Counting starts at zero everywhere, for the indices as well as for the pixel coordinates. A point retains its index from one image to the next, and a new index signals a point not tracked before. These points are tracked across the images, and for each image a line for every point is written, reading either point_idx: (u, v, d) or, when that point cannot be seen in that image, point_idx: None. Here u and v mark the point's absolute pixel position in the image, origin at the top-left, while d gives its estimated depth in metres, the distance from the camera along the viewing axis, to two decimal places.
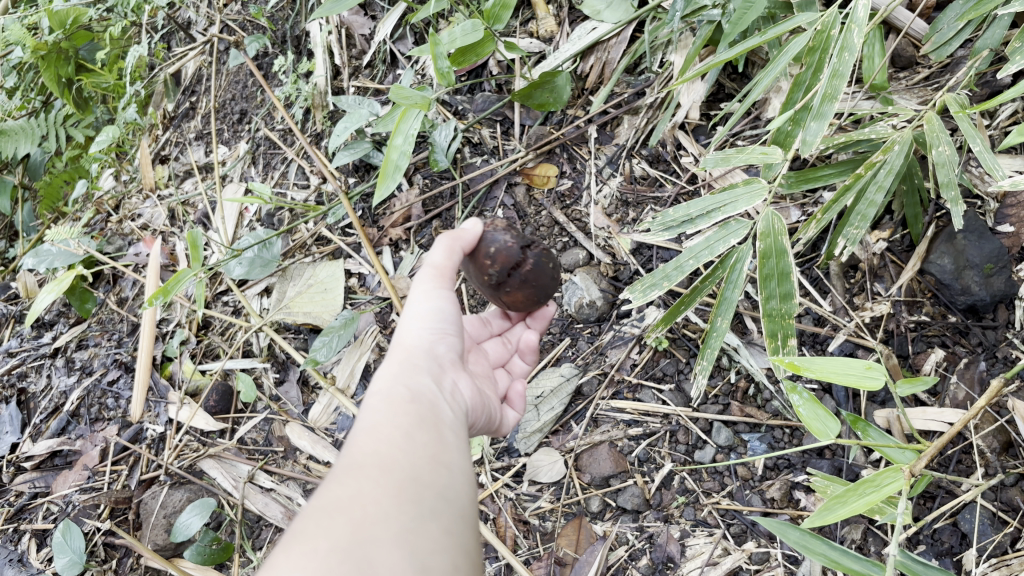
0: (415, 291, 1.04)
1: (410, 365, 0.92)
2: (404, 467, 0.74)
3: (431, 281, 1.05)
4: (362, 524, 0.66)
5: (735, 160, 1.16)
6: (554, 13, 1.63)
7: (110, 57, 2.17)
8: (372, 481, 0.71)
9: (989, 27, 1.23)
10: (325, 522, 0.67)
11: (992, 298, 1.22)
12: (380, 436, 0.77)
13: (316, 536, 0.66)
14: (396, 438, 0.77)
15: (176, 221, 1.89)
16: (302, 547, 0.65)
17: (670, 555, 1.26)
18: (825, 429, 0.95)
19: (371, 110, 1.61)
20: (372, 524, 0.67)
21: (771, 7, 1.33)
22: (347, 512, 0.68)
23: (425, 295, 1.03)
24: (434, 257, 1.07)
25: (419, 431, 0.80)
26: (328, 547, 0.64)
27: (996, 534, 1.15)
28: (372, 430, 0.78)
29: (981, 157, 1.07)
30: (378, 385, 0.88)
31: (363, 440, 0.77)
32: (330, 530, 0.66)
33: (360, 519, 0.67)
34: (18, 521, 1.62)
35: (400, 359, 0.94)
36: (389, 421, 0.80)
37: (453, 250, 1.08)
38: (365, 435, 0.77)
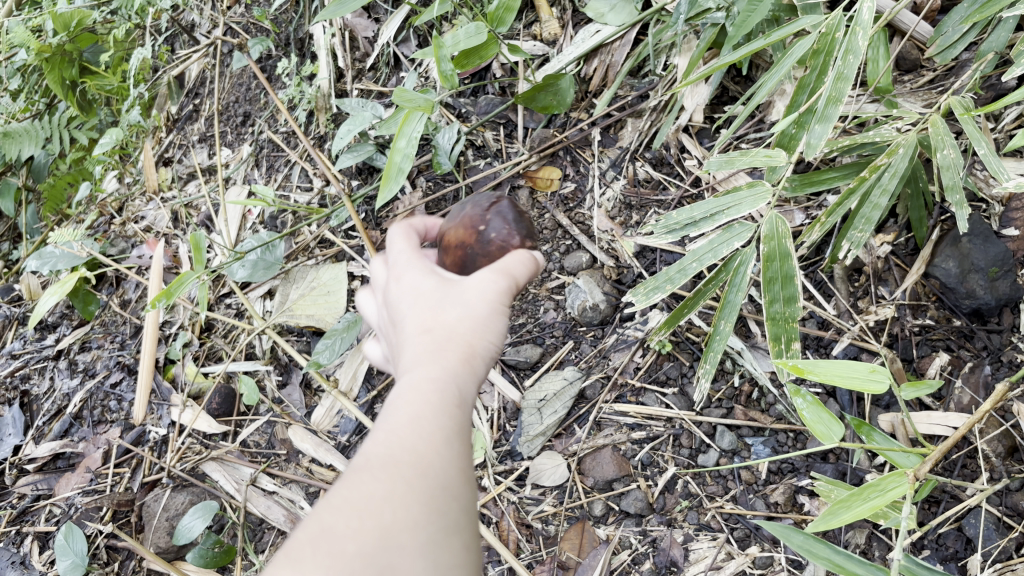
0: (494, 287, 0.87)
1: (472, 372, 0.79)
2: (444, 475, 0.69)
3: (513, 288, 0.90)
4: (390, 537, 0.64)
5: (739, 162, 1.15)
6: (558, 16, 1.63)
7: (114, 60, 2.18)
8: (408, 485, 0.67)
9: (994, 29, 1.23)
10: (353, 523, 0.64)
11: (997, 302, 1.22)
12: (422, 433, 0.71)
13: (343, 536, 0.64)
14: (438, 443, 0.71)
15: (180, 223, 1.90)
16: (328, 546, 0.63)
17: (674, 559, 1.26)
18: (828, 433, 0.94)
19: (375, 112, 1.61)
20: (400, 537, 0.64)
21: (776, 9, 1.32)
22: (378, 518, 0.64)
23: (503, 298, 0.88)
24: (517, 268, 0.94)
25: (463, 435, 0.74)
26: (354, 551, 0.63)
27: (1001, 539, 1.14)
28: (413, 426, 0.71)
29: (986, 160, 1.06)
30: (435, 380, 0.75)
31: (404, 436, 0.70)
32: (358, 535, 0.64)
33: (390, 529, 0.64)
34: (21, 523, 1.62)
35: (466, 362, 0.79)
36: (435, 420, 0.72)
37: (532, 275, 0.97)
38: (407, 431, 0.71)
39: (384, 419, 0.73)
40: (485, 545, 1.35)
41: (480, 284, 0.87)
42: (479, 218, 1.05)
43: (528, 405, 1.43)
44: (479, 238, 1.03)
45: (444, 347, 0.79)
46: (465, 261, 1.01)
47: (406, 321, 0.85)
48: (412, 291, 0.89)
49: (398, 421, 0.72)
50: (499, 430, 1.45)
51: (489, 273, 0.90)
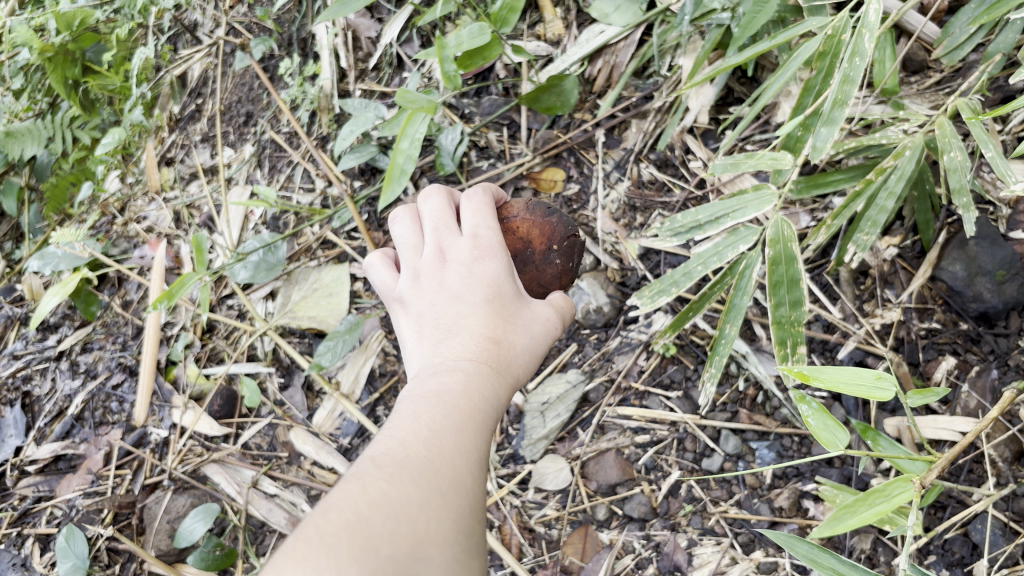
0: (551, 333, 1.03)
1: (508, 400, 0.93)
2: (475, 499, 0.76)
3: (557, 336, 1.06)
4: (421, 547, 0.68)
5: (744, 165, 1.14)
6: (562, 16, 1.62)
7: (116, 59, 2.17)
8: (443, 497, 0.73)
9: (1002, 31, 1.22)
10: (390, 525, 0.68)
11: (1004, 305, 1.20)
12: (463, 449, 0.79)
13: (377, 536, 0.67)
14: (476, 463, 0.79)
15: (182, 224, 1.89)
16: (362, 541, 0.66)
17: (677, 564, 1.24)
18: (834, 440, 0.91)
19: (377, 113, 1.60)
20: (430, 550, 0.69)
21: (781, 10, 1.31)
22: (416, 525, 0.69)
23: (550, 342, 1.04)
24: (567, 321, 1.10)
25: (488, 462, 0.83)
26: (386, 555, 0.66)
27: (1008, 545, 1.12)
28: (458, 442, 0.79)
29: (994, 163, 1.05)
30: (489, 398, 0.87)
31: (450, 448, 0.78)
32: (393, 538, 0.67)
33: (423, 539, 0.69)
34: (22, 525, 1.62)
35: (510, 393, 0.93)
36: (479, 444, 0.82)
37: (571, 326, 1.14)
38: (452, 442, 0.79)
39: (439, 424, 0.80)
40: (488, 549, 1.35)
41: (546, 323, 1.03)
42: (558, 238, 1.11)
43: (531, 408, 1.42)
44: (545, 253, 1.10)
45: (503, 367, 0.93)
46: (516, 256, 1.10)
47: (475, 314, 0.96)
48: (486, 286, 0.99)
49: (449, 430, 0.80)
50: (501, 433, 1.43)
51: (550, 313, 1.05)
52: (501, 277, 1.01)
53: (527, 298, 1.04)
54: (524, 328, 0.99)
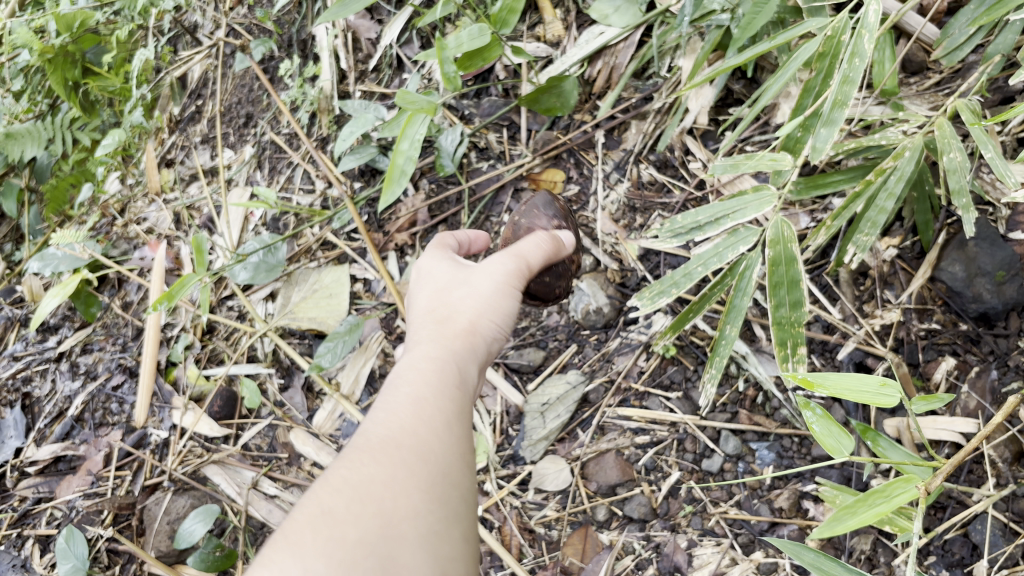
0: (504, 270, 1.04)
1: (470, 350, 0.97)
2: (442, 464, 0.81)
3: (520, 271, 1.06)
4: (391, 523, 0.74)
5: (744, 166, 1.14)
6: (562, 17, 1.63)
7: (116, 60, 2.17)
8: (408, 470, 0.78)
9: (1001, 32, 1.22)
10: (355, 509, 0.74)
11: (1004, 306, 1.20)
12: (421, 419, 0.83)
13: (343, 521, 0.73)
14: (438, 426, 0.84)
15: (182, 225, 1.89)
16: (329, 530, 0.72)
17: (677, 565, 1.24)
18: (839, 446, 0.90)
19: (377, 114, 1.60)
20: (400, 524, 0.74)
21: (781, 12, 1.32)
22: (378, 502, 0.74)
23: (513, 281, 1.05)
24: (531, 254, 1.10)
25: (460, 423, 0.87)
26: (354, 537, 0.72)
27: (1008, 545, 1.12)
28: (415, 411, 0.84)
29: (993, 163, 1.05)
30: (437, 360, 0.92)
31: (404, 420, 0.83)
32: (359, 521, 0.73)
33: (391, 515, 0.74)
34: (22, 526, 1.62)
35: (465, 343, 0.97)
36: (437, 407, 0.86)
37: (544, 258, 1.12)
38: (407, 414, 0.84)
39: (394, 400, 0.86)
40: (488, 550, 1.35)
41: (496, 268, 1.05)
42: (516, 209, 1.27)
43: (531, 409, 1.42)
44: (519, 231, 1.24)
45: (450, 327, 0.98)
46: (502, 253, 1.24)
47: (424, 301, 1.05)
48: (433, 278, 1.09)
49: (402, 404, 0.85)
50: (501, 434, 1.44)
51: (498, 257, 1.07)
52: (441, 265, 1.11)
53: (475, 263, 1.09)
54: (467, 284, 1.04)
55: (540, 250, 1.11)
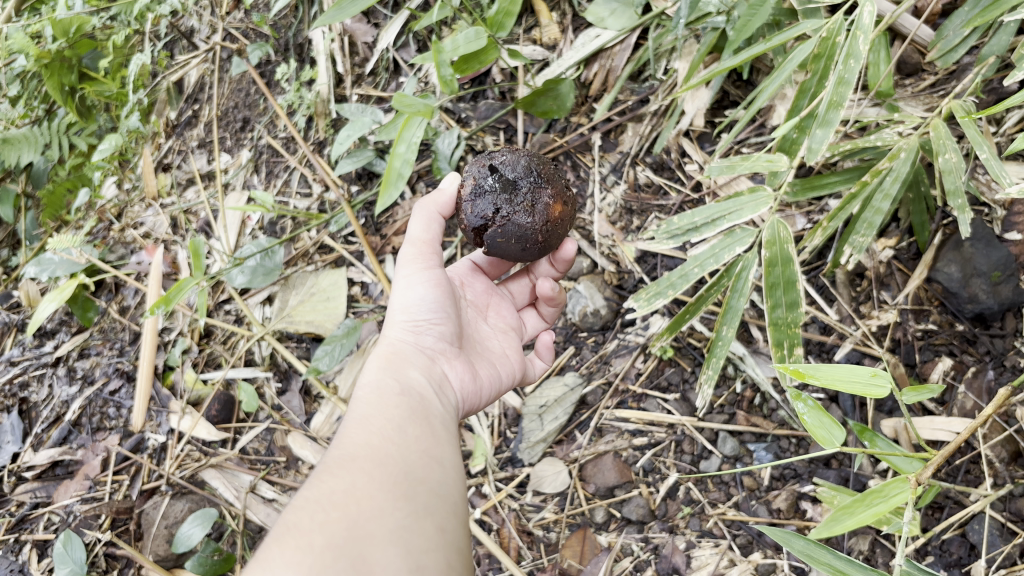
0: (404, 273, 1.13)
1: (401, 359, 1.03)
2: (397, 464, 0.84)
3: (421, 264, 1.13)
4: (357, 523, 0.74)
5: (740, 167, 1.14)
6: (558, 20, 1.63)
7: (113, 66, 2.18)
8: (365, 476, 0.80)
9: (996, 33, 1.22)
10: (320, 518, 0.75)
11: (1000, 306, 1.20)
12: (368, 430, 0.88)
13: (310, 531, 0.73)
14: (387, 433, 0.88)
15: (178, 230, 1.89)
16: (296, 541, 0.72)
17: (675, 566, 1.24)
18: (830, 437, 0.88)
19: (374, 118, 1.61)
20: (367, 523, 0.75)
21: (776, 13, 1.32)
22: (342, 507, 0.76)
23: (413, 271, 1.13)
24: (415, 231, 1.16)
25: (409, 424, 0.91)
26: (322, 543, 0.72)
27: (1005, 545, 1.12)
28: (363, 425, 0.88)
29: (988, 164, 1.05)
30: (368, 382, 0.99)
31: (351, 435, 0.87)
32: (325, 527, 0.73)
33: (357, 518, 0.75)
34: (19, 532, 1.61)
35: (390, 354, 1.04)
36: (380, 415, 0.91)
37: (425, 221, 1.17)
38: (357, 430, 0.88)
39: (343, 423, 0.91)
40: (487, 553, 1.35)
41: (400, 277, 1.14)
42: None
43: (529, 411, 1.43)
44: None
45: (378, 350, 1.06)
46: None
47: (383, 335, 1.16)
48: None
49: (347, 426, 0.90)
50: (500, 436, 1.45)
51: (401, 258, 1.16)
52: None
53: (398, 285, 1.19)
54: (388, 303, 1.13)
55: (422, 223, 1.17)
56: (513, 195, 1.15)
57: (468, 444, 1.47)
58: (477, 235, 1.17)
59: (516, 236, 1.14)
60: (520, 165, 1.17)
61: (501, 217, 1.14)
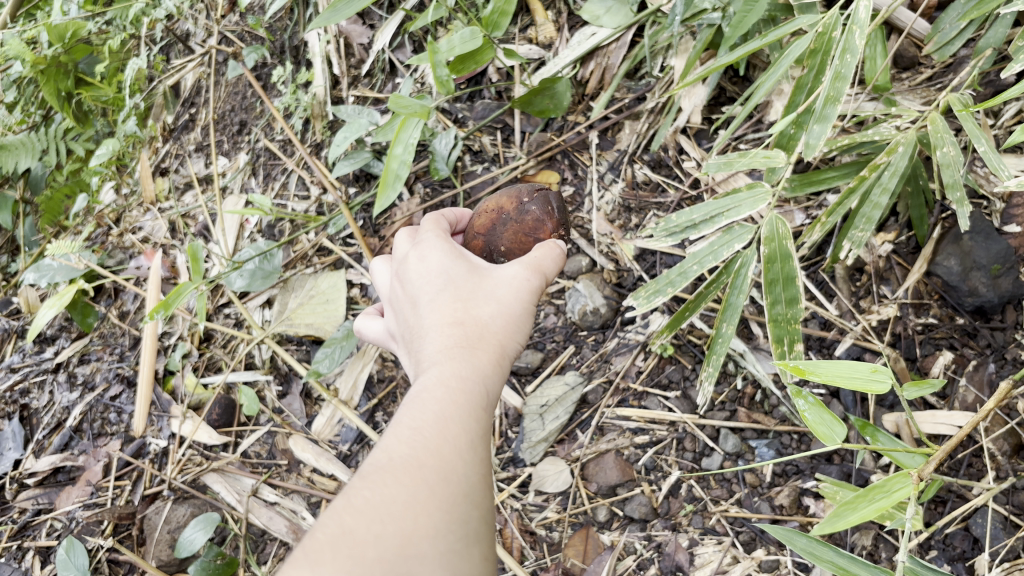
0: (526, 286, 1.01)
1: (498, 371, 0.93)
2: (465, 484, 0.77)
3: (541, 287, 1.03)
4: (411, 542, 0.71)
5: (737, 164, 1.13)
6: (554, 19, 1.63)
7: (109, 70, 2.18)
8: (427, 489, 0.75)
9: (992, 26, 1.22)
10: (376, 528, 0.71)
11: (1000, 299, 1.20)
12: (445, 438, 0.80)
13: (364, 541, 0.70)
14: (462, 446, 0.80)
15: (177, 234, 1.89)
16: (349, 550, 0.69)
17: (679, 564, 1.25)
18: (831, 435, 0.89)
19: (371, 120, 1.61)
20: (421, 544, 0.71)
21: (771, 9, 1.31)
22: (399, 521, 0.72)
23: (533, 292, 1.02)
24: (546, 264, 1.07)
25: (484, 442, 0.83)
26: (373, 557, 0.69)
27: (1009, 538, 1.12)
28: (441, 430, 0.80)
29: (986, 157, 1.05)
30: (467, 379, 0.87)
31: (434, 442, 0.79)
32: (380, 540, 0.70)
33: (412, 536, 0.71)
34: (22, 538, 1.61)
35: (496, 364, 0.92)
36: (461, 426, 0.82)
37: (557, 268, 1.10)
38: (434, 434, 0.80)
39: (422, 421, 0.81)
40: None
41: (519, 283, 1.00)
42: (526, 193, 1.20)
43: (530, 411, 1.42)
44: (519, 208, 1.19)
45: (482, 342, 0.93)
46: (499, 224, 1.18)
47: (445, 302, 0.96)
48: (442, 275, 1.00)
49: (433, 425, 0.81)
50: (502, 437, 1.44)
51: (524, 271, 1.02)
52: (456, 270, 1.01)
53: (489, 269, 1.03)
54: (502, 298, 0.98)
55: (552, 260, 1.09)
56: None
57: None
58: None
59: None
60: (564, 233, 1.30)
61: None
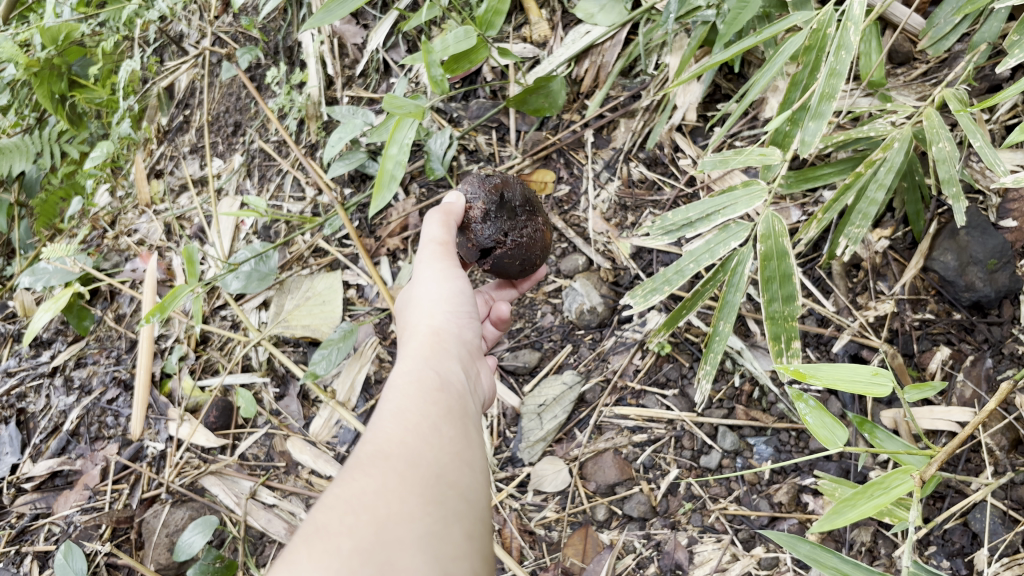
0: (428, 266, 1.08)
1: (439, 349, 0.96)
2: (430, 463, 0.76)
3: (439, 254, 1.09)
4: (386, 526, 0.68)
5: (733, 161, 1.14)
6: (548, 17, 1.62)
7: (103, 72, 2.17)
8: (396, 476, 0.73)
9: (987, 20, 1.22)
10: (349, 519, 0.68)
11: (997, 294, 1.20)
12: (407, 429, 0.79)
13: (338, 533, 0.66)
14: (422, 428, 0.80)
15: (172, 236, 1.88)
16: (325, 544, 0.66)
17: (679, 562, 1.24)
18: (833, 438, 0.89)
19: (365, 120, 1.60)
20: (397, 527, 0.68)
21: (766, 6, 1.31)
22: (371, 508, 0.69)
23: (442, 267, 1.08)
24: (434, 233, 1.12)
25: (445, 422, 0.83)
26: (351, 547, 0.65)
27: (1008, 533, 1.12)
28: (399, 417, 0.81)
29: (982, 152, 1.05)
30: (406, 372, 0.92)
31: (394, 430, 0.79)
32: (353, 529, 0.67)
33: (386, 522, 0.68)
34: (20, 543, 1.60)
35: (431, 344, 0.97)
36: (417, 410, 0.83)
37: (448, 226, 1.14)
38: (392, 422, 0.80)
39: (375, 415, 0.83)
40: None
41: (422, 270, 1.08)
42: None
43: (528, 411, 1.42)
44: None
45: (416, 337, 0.99)
46: None
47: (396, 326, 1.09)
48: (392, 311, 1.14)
49: (387, 414, 0.82)
50: (500, 437, 1.44)
51: (421, 257, 1.10)
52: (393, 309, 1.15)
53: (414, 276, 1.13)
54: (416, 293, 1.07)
55: (439, 226, 1.13)
56: (514, 220, 1.23)
57: None
58: (478, 254, 1.23)
59: (520, 260, 1.24)
60: (516, 192, 1.24)
61: (507, 240, 1.22)
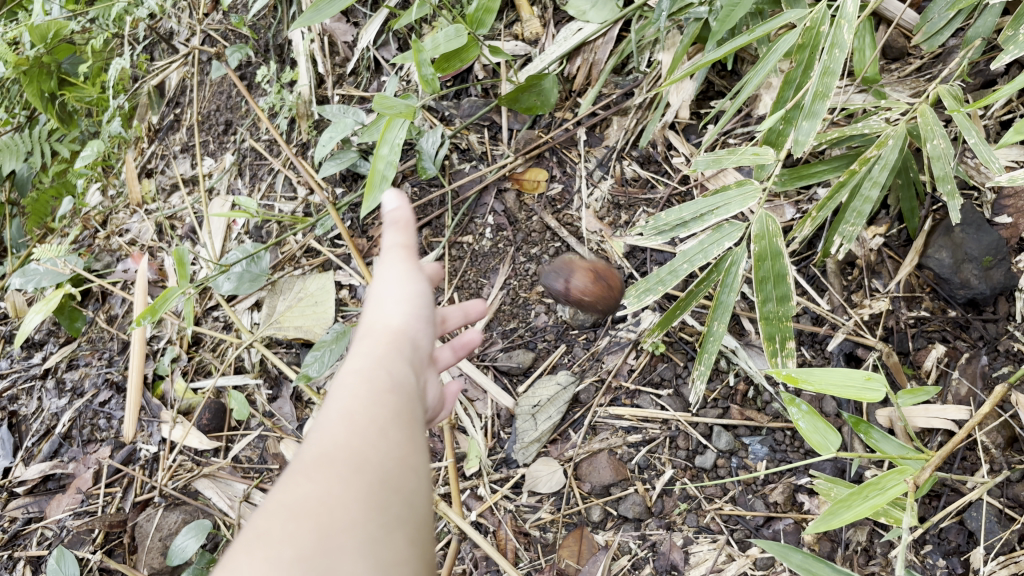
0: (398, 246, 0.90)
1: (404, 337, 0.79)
2: (385, 461, 0.61)
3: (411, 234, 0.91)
4: (329, 540, 0.54)
5: (726, 161, 1.13)
6: (539, 14, 1.61)
7: (93, 70, 2.15)
8: (344, 482, 0.58)
9: (981, 14, 1.20)
10: (290, 528, 0.54)
11: (992, 291, 1.20)
12: (360, 421, 0.64)
13: (275, 549, 0.53)
14: (380, 421, 0.64)
15: (164, 236, 1.87)
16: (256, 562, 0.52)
17: (674, 563, 1.24)
18: (825, 443, 0.89)
19: (356, 119, 1.59)
20: (342, 541, 0.54)
21: (759, 3, 1.30)
22: (314, 517, 0.55)
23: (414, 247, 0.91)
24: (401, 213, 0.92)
25: (405, 415, 0.67)
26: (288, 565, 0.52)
27: (1004, 532, 1.12)
28: (351, 408, 0.65)
29: (977, 149, 1.03)
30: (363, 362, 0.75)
31: (340, 430, 0.62)
32: (291, 545, 0.53)
33: (330, 536, 0.54)
34: (12, 547, 1.59)
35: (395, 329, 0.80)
36: (374, 400, 0.66)
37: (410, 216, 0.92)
38: (344, 415, 0.64)
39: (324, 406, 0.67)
40: (484, 555, 1.33)
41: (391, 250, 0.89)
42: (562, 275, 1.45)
43: (523, 411, 1.41)
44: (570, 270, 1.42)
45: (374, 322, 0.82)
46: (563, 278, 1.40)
47: None
48: None
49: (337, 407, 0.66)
50: (494, 438, 1.43)
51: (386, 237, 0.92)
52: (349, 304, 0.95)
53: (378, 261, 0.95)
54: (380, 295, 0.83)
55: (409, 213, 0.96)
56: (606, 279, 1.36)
57: (461, 447, 1.44)
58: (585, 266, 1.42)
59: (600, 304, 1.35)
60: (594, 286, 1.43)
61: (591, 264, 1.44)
